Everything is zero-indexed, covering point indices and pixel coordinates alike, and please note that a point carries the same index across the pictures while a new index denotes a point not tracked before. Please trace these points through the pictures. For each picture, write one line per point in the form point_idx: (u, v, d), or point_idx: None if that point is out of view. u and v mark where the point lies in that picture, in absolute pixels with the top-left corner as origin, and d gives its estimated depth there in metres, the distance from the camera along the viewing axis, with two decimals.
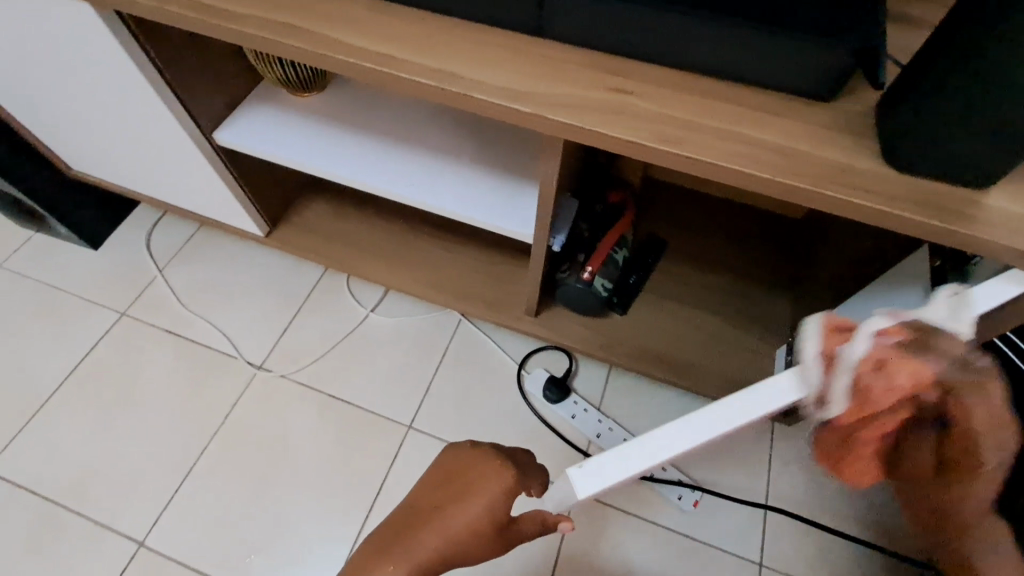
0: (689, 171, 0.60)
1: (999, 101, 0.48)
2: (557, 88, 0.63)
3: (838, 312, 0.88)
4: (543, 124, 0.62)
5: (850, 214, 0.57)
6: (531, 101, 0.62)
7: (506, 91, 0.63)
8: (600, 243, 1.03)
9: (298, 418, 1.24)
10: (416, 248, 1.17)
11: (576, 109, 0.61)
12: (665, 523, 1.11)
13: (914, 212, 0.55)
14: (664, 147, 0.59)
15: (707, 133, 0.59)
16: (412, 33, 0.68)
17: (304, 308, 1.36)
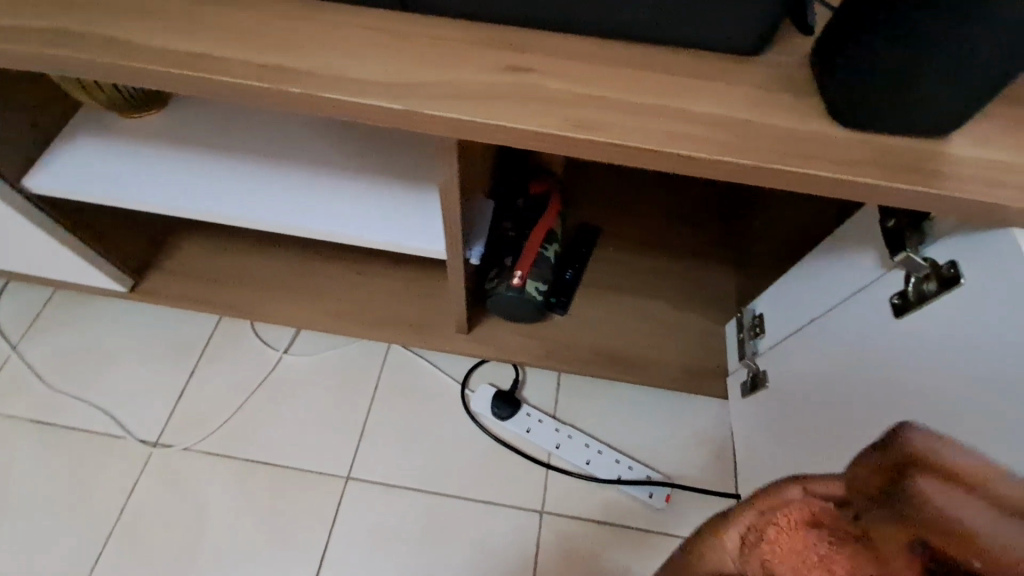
0: (614, 160, 0.49)
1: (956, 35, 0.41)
2: (441, 76, 0.50)
3: (786, 284, 0.83)
4: (429, 125, 0.49)
5: (806, 186, 0.48)
6: (409, 97, 0.49)
7: (375, 87, 0.49)
8: (527, 243, 0.91)
9: (212, 493, 1.05)
10: (320, 278, 1.01)
11: (467, 100, 0.49)
12: (639, 525, 1.06)
13: (873, 176, 0.47)
14: (581, 134, 0.48)
15: (630, 110, 0.49)
16: (243, 25, 0.53)
17: (202, 362, 1.17)
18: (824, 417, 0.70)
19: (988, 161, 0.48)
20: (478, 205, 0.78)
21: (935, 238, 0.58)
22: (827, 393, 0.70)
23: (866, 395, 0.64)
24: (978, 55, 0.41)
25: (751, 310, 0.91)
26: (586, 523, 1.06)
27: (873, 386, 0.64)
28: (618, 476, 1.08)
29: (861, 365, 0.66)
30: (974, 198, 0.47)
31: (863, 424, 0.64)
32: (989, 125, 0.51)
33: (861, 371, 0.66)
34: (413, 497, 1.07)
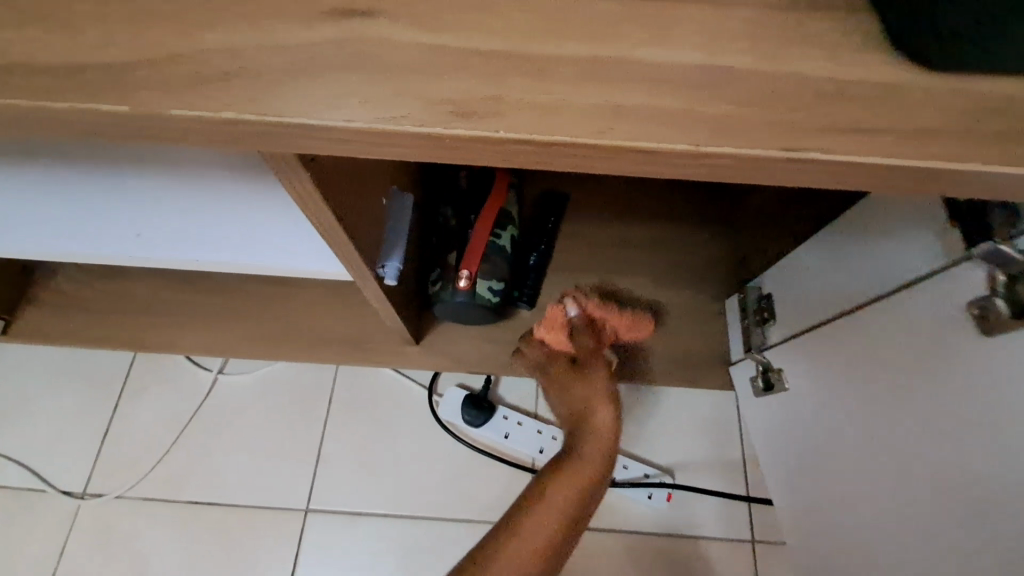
0: (527, 162, 0.30)
1: None
2: (235, 47, 0.31)
3: (803, 260, 0.67)
4: (221, 133, 0.30)
5: (847, 180, 0.30)
6: (183, 88, 0.30)
7: (127, 77, 0.30)
8: (473, 232, 0.72)
9: (156, 543, 0.94)
10: (231, 296, 0.83)
11: (277, 84, 0.30)
12: (639, 528, 0.93)
13: (957, 152, 0.29)
14: (463, 129, 0.29)
15: (550, 76, 0.30)
16: None
17: (126, 392, 1.02)
18: (872, 436, 0.54)
19: None
20: (391, 203, 0.58)
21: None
22: (877, 409, 0.53)
23: (927, 433, 0.47)
24: None
25: (757, 290, 0.75)
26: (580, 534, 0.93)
27: (938, 425, 0.45)
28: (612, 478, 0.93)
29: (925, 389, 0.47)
30: None
31: (919, 466, 0.48)
32: None
33: (922, 396, 0.47)
34: (382, 524, 0.95)
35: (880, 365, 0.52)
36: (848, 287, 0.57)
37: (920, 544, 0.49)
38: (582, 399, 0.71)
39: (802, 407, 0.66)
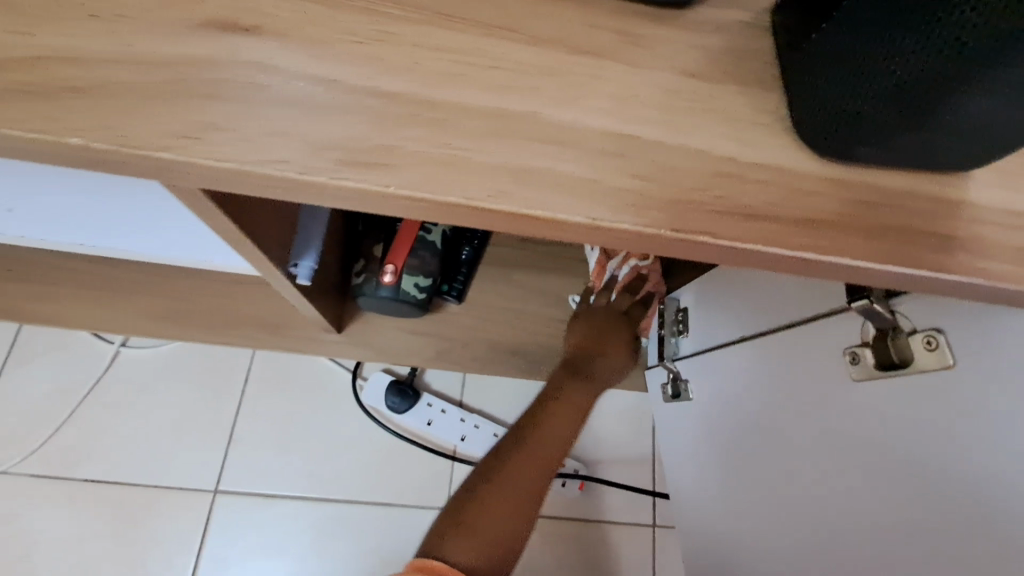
0: (424, 219, 0.25)
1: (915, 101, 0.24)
2: (23, 49, 0.22)
3: (714, 280, 0.70)
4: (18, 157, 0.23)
5: (776, 268, 0.26)
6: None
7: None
8: (401, 226, 0.70)
9: (43, 525, 0.88)
10: (131, 269, 0.77)
11: (74, 98, 0.22)
12: (551, 513, 0.98)
13: (867, 259, 0.26)
14: (344, 180, 0.22)
15: (422, 111, 0.24)
16: None
17: (14, 360, 0.93)
18: (828, 443, 0.49)
19: None
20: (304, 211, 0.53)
21: (923, 350, 0.40)
22: (805, 407, 0.52)
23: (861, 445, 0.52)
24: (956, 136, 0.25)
25: (675, 301, 0.79)
26: None
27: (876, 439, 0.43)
28: None
29: (781, 398, 0.55)
30: (1010, 286, 0.27)
31: (828, 444, 0.49)
32: None
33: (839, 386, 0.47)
34: (294, 507, 0.93)
35: (760, 372, 0.59)
36: (777, 327, 0.56)
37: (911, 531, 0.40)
38: (555, 405, 0.66)
39: (703, 415, 0.71)
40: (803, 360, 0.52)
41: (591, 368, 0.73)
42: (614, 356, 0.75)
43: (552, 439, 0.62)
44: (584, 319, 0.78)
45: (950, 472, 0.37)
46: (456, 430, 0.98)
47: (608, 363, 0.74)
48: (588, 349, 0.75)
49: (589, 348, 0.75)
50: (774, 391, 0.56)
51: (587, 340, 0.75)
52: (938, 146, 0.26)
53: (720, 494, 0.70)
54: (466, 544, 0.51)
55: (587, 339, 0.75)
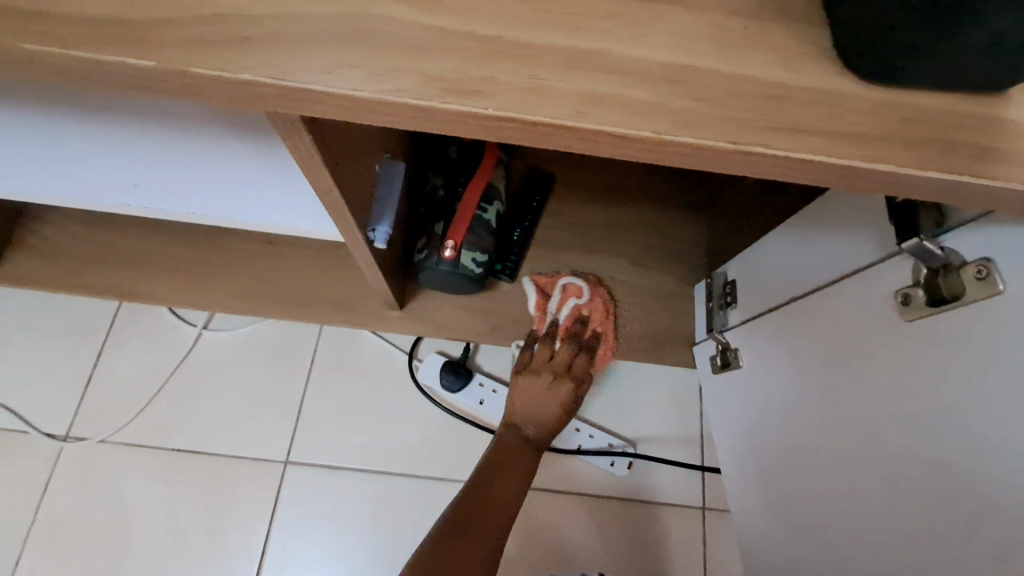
0: (514, 140, 0.29)
1: (940, 36, 0.27)
2: (210, 13, 0.29)
3: (766, 250, 0.71)
4: (205, 97, 0.29)
5: (827, 179, 0.30)
6: (165, 46, 0.28)
7: (97, 30, 0.28)
8: (460, 204, 0.76)
9: (135, 491, 0.96)
10: (220, 253, 0.85)
11: (248, 46, 0.28)
12: (600, 491, 1.00)
13: (911, 167, 0.29)
14: (450, 104, 0.28)
15: (514, 52, 0.29)
16: None
17: (110, 343, 1.03)
18: (878, 406, 0.51)
19: None
20: (382, 169, 0.60)
21: (971, 283, 0.42)
22: (855, 371, 0.54)
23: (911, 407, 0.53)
24: (975, 61, 0.28)
25: (723, 275, 0.81)
26: (545, 497, 0.99)
27: (928, 400, 0.45)
28: (578, 446, 1.00)
29: (830, 364, 0.57)
30: None
31: (878, 404, 0.51)
32: None
33: (892, 342, 0.49)
34: (358, 479, 0.99)
35: (809, 337, 0.61)
36: (824, 288, 0.58)
37: (954, 471, 0.43)
38: (516, 450, 0.75)
39: (750, 382, 0.73)
40: (854, 315, 0.54)
41: (543, 420, 0.79)
42: (561, 402, 0.80)
43: (519, 483, 0.71)
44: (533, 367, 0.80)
45: (1004, 427, 0.39)
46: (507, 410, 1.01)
47: (561, 417, 0.80)
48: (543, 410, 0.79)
49: (542, 399, 0.80)
50: (821, 351, 0.59)
51: (545, 393, 0.80)
52: (974, 61, 0.28)
53: (763, 462, 0.72)
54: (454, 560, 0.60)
55: (542, 396, 0.80)
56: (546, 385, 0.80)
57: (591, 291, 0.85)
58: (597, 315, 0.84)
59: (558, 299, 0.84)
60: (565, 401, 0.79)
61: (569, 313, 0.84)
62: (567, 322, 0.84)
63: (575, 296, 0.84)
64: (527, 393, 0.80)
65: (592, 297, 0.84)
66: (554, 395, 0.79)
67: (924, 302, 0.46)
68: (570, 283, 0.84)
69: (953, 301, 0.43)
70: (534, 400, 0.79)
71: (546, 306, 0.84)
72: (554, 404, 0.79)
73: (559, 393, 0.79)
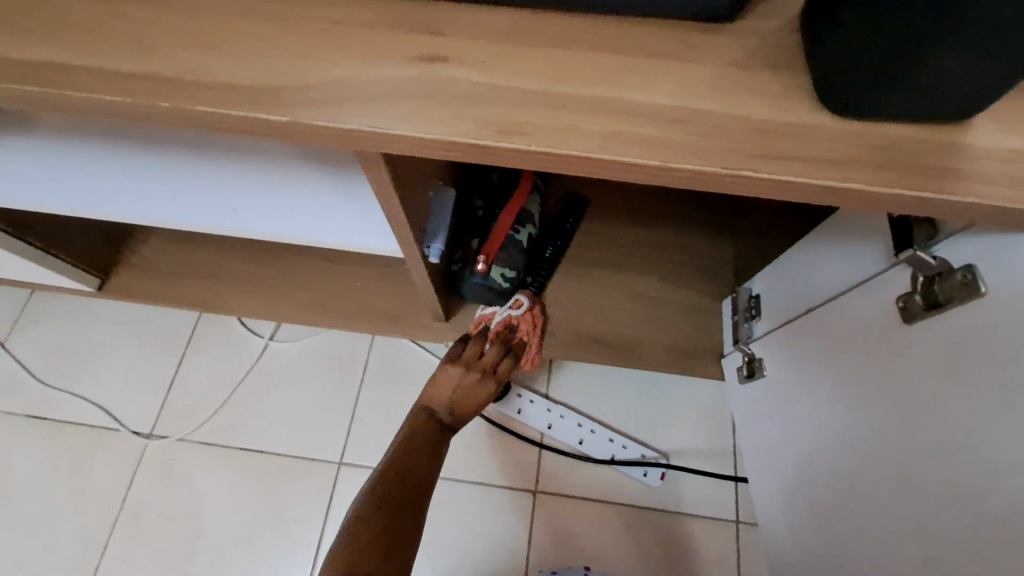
0: (557, 170, 0.37)
1: (899, 85, 0.34)
2: (329, 81, 0.39)
3: (788, 264, 0.76)
4: (323, 143, 0.39)
5: (813, 197, 0.37)
6: (293, 105, 0.38)
7: (245, 95, 0.39)
8: (497, 224, 0.84)
9: (208, 485, 1.06)
10: (290, 270, 0.96)
11: (359, 105, 0.38)
12: (633, 501, 1.04)
13: (882, 187, 0.36)
14: (508, 144, 0.36)
15: (559, 104, 0.37)
16: (102, 19, 0.42)
17: (190, 351, 1.15)
18: (894, 416, 0.55)
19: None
20: (436, 195, 0.69)
21: (960, 286, 0.48)
22: (872, 382, 0.58)
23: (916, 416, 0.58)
24: (930, 104, 0.35)
25: (749, 290, 0.86)
26: (580, 504, 1.04)
27: (940, 411, 0.50)
28: (611, 456, 1.05)
29: (849, 374, 0.62)
30: (997, 203, 0.35)
31: (895, 413, 0.55)
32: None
33: (905, 356, 0.54)
34: None
35: (829, 347, 0.65)
36: (840, 299, 0.63)
37: (962, 479, 0.48)
38: (433, 435, 0.79)
39: (776, 390, 0.77)
40: (871, 323, 0.58)
41: (457, 402, 0.84)
42: (477, 392, 0.85)
43: (434, 455, 0.77)
44: (456, 360, 0.85)
45: (1003, 436, 0.44)
46: (543, 420, 1.07)
47: (477, 406, 0.85)
48: (460, 401, 0.84)
49: (457, 382, 0.84)
50: (841, 362, 0.63)
51: (461, 384, 0.84)
52: (931, 104, 0.35)
53: (786, 468, 0.76)
54: (382, 521, 0.63)
55: (461, 385, 0.84)
56: (463, 381, 0.84)
57: (528, 306, 0.88)
58: (528, 327, 0.87)
59: (494, 306, 0.88)
60: (484, 394, 0.84)
61: (502, 319, 0.87)
62: (499, 329, 0.87)
63: (513, 308, 0.87)
64: (447, 382, 0.84)
65: (527, 312, 0.87)
66: (468, 388, 0.83)
67: (931, 311, 0.50)
68: (515, 294, 0.87)
69: (946, 303, 0.49)
70: (451, 389, 0.84)
71: (486, 310, 0.89)
72: (471, 395, 0.84)
73: (477, 389, 0.84)
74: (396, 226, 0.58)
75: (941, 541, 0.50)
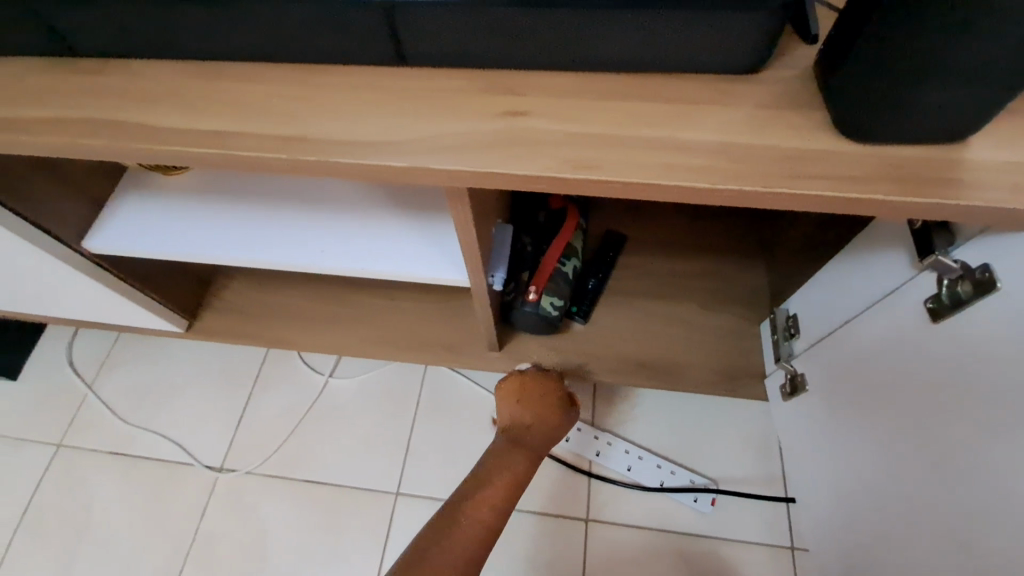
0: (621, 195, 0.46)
1: (896, 114, 0.42)
2: (434, 133, 0.49)
3: (819, 282, 0.82)
4: (430, 182, 0.49)
5: (838, 207, 0.44)
6: (409, 153, 0.48)
7: (370, 147, 0.49)
8: (545, 258, 0.93)
9: (274, 516, 1.12)
10: (355, 307, 1.05)
11: (460, 152, 0.48)
12: (685, 528, 1.05)
13: (896, 196, 0.43)
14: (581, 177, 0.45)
15: (620, 144, 0.46)
16: (251, 95, 0.53)
17: (257, 389, 1.24)
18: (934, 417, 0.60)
19: (1018, 165, 0.43)
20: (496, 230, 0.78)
21: (977, 283, 0.54)
22: (910, 385, 0.63)
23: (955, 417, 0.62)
24: (924, 128, 0.43)
25: (786, 310, 0.90)
26: (632, 530, 1.05)
27: (976, 409, 0.54)
28: (660, 482, 1.07)
29: (887, 379, 0.66)
30: (998, 205, 0.42)
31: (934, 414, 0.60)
32: (1014, 121, 0.45)
33: (938, 358, 0.58)
34: None
35: (865, 355, 0.70)
36: (872, 309, 0.68)
37: (999, 471, 0.52)
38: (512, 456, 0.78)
39: (817, 404, 0.81)
40: (902, 328, 0.63)
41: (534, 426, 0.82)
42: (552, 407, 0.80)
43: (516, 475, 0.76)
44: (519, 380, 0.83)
45: None
46: (591, 448, 1.10)
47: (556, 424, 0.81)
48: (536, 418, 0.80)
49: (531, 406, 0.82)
50: (878, 368, 0.68)
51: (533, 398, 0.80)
52: (926, 127, 0.43)
53: (833, 479, 0.79)
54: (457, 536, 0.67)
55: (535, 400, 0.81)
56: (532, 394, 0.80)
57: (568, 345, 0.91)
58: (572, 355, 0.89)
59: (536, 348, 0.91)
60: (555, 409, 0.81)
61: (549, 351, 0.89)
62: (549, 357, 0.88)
63: None
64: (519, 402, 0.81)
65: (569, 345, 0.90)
66: None
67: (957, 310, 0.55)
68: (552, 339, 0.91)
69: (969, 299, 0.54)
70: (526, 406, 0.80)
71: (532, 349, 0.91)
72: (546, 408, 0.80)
73: None
74: (469, 256, 0.67)
75: (983, 536, 0.54)
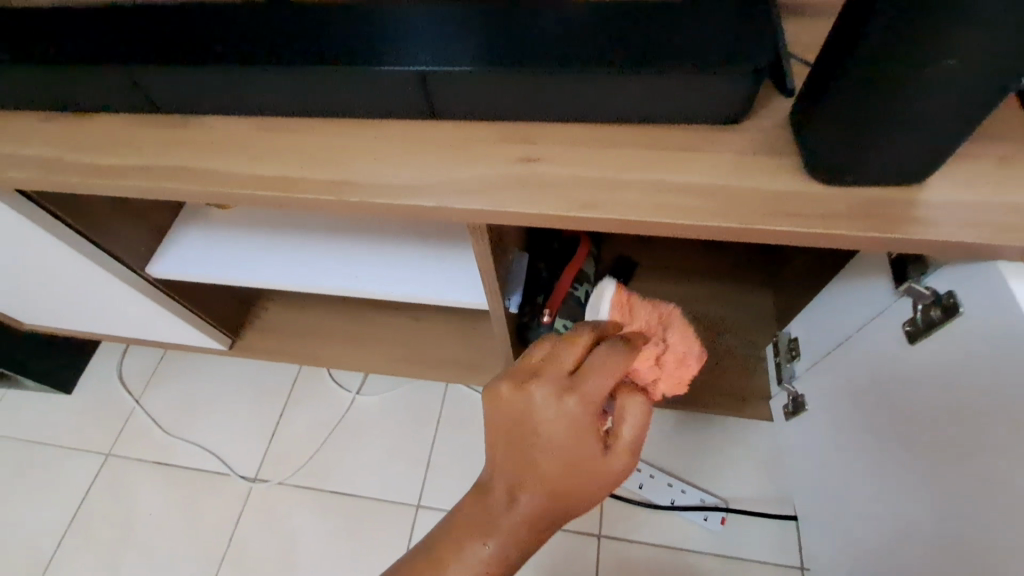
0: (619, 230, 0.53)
1: (857, 159, 0.49)
2: (460, 177, 0.57)
3: (816, 307, 0.86)
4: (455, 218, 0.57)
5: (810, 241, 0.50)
6: (438, 194, 0.56)
7: (405, 189, 0.57)
8: (558, 283, 1.00)
9: (303, 525, 1.18)
10: (383, 328, 1.13)
11: (481, 193, 0.56)
12: (696, 546, 1.08)
13: (860, 232, 0.49)
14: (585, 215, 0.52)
15: (619, 186, 0.54)
16: (304, 144, 0.62)
17: (289, 405, 1.32)
18: (917, 434, 0.64)
19: (969, 204, 0.49)
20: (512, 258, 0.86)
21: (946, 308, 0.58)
22: (895, 403, 0.67)
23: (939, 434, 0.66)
24: (883, 171, 0.49)
25: (788, 333, 0.95)
26: (644, 547, 1.09)
27: (951, 426, 0.59)
28: (671, 500, 1.10)
29: (875, 398, 0.71)
30: (950, 240, 0.48)
31: (916, 430, 0.64)
32: (966, 166, 0.51)
33: (917, 378, 0.63)
34: None
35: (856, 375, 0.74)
36: (862, 332, 0.73)
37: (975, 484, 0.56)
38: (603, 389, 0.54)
39: (817, 423, 0.85)
40: (887, 350, 0.68)
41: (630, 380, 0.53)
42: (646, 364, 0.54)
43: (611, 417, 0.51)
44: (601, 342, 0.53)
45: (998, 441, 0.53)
46: None
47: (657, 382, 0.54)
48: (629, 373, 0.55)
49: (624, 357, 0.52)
50: (867, 387, 0.72)
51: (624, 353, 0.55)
52: (885, 170, 0.49)
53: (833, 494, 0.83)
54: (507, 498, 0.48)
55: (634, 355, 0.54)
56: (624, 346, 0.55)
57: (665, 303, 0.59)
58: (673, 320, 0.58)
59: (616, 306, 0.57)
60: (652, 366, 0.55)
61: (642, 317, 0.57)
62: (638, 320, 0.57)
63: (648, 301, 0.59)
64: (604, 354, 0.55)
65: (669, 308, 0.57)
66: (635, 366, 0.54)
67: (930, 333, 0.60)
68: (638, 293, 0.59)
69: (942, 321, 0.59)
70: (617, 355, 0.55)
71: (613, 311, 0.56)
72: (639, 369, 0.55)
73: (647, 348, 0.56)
74: (488, 283, 0.74)
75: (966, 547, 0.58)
